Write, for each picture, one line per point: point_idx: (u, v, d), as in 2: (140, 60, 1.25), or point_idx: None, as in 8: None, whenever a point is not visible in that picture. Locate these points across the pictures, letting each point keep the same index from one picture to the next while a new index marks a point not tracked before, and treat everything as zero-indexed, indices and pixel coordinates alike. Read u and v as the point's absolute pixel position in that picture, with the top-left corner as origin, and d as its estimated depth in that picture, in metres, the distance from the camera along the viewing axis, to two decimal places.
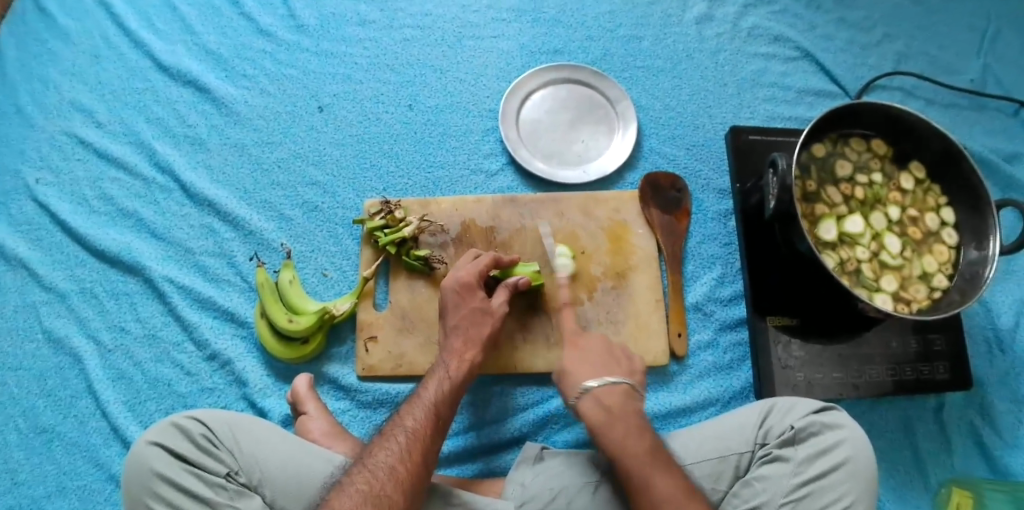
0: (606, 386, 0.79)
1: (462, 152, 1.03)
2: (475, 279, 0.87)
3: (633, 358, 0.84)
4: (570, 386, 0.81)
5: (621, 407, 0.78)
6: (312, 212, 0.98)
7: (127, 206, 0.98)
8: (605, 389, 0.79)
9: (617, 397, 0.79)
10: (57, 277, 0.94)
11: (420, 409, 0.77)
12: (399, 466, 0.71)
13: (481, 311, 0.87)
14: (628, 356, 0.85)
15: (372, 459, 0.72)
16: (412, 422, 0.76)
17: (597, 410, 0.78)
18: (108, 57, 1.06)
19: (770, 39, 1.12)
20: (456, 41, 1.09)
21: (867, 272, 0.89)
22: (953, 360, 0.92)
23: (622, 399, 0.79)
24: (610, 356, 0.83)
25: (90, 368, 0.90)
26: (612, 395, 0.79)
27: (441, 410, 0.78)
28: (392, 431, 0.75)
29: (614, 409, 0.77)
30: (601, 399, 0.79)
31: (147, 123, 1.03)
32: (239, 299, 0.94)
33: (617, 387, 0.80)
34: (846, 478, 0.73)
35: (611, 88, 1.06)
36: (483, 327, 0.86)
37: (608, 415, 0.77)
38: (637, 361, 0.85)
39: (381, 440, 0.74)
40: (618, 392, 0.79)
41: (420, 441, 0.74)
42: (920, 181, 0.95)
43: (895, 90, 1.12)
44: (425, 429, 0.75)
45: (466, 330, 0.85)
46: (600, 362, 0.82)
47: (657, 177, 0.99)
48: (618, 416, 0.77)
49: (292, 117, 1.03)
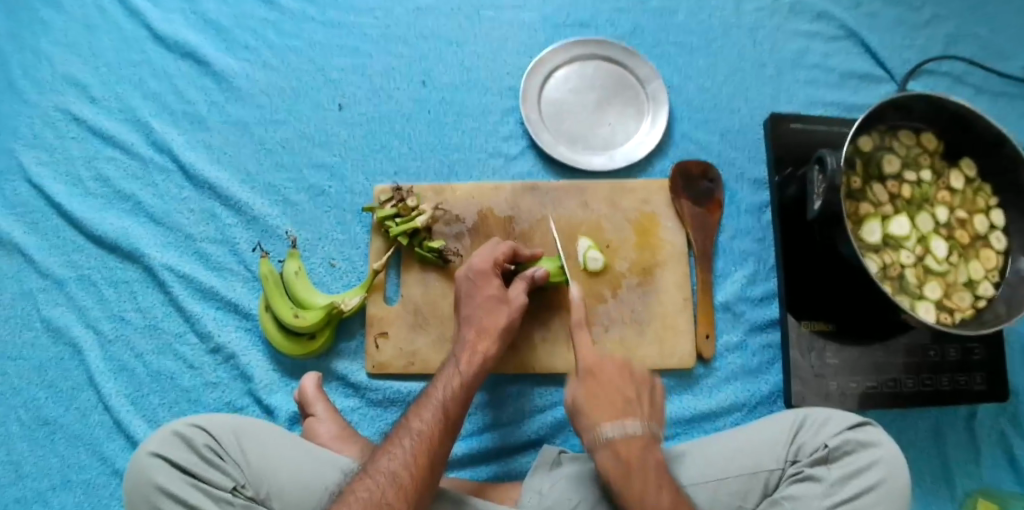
0: (627, 436, 0.71)
1: (479, 134, 0.95)
2: (490, 266, 0.82)
3: (654, 390, 0.77)
4: (586, 428, 0.73)
5: (641, 459, 0.70)
6: (319, 196, 0.92)
7: (125, 188, 0.91)
8: (624, 439, 0.71)
9: (637, 447, 0.71)
10: (54, 263, 0.88)
11: (429, 410, 0.73)
12: (402, 471, 0.67)
13: (497, 300, 0.81)
14: (647, 390, 0.77)
15: (375, 464, 0.68)
16: (419, 424, 0.71)
17: (616, 463, 0.70)
18: (101, 26, 0.97)
19: (813, 15, 1.04)
20: (475, 11, 1.00)
21: (910, 278, 0.83)
22: (991, 370, 0.88)
23: (642, 451, 0.71)
24: (628, 398, 0.75)
25: (89, 359, 0.85)
26: (632, 446, 0.71)
27: (451, 410, 0.73)
28: (398, 434, 0.71)
29: (633, 464, 0.70)
30: (620, 450, 0.71)
31: (145, 98, 0.95)
32: (242, 289, 0.88)
33: (639, 436, 0.72)
34: (880, 501, 0.70)
35: (641, 66, 0.98)
36: (498, 317, 0.80)
37: (627, 471, 0.69)
38: (654, 391, 0.78)
39: (386, 444, 0.70)
40: (638, 444, 0.71)
41: (426, 444, 0.69)
42: (970, 179, 0.89)
43: (943, 76, 1.04)
44: (432, 432, 0.71)
45: (480, 321, 0.80)
46: (622, 403, 0.74)
47: (689, 166, 0.93)
48: (637, 474, 0.69)
49: (297, 93, 0.95)
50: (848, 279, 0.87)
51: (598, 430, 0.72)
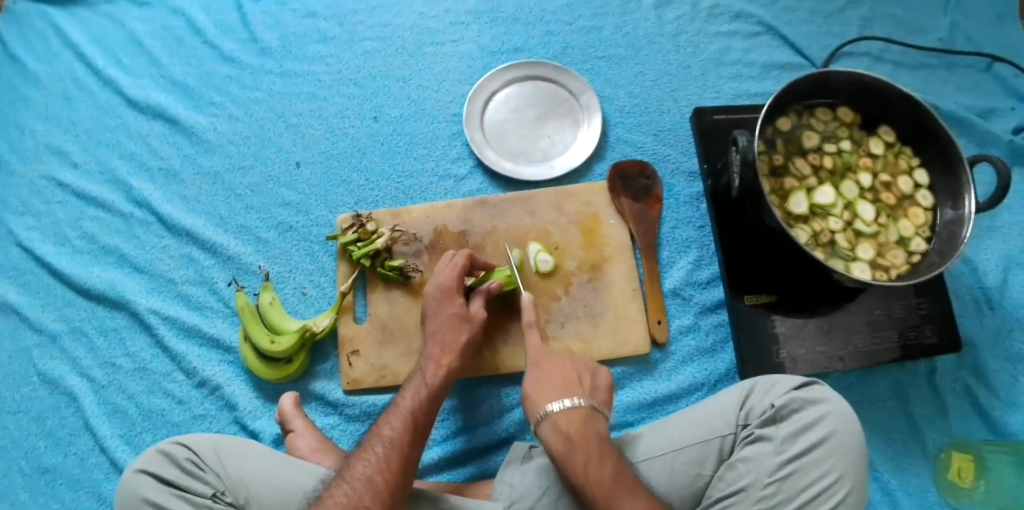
0: (566, 409, 0.74)
1: (430, 159, 1.03)
2: (453, 284, 0.87)
3: (595, 375, 0.80)
4: (532, 409, 0.76)
5: (581, 430, 0.72)
6: (287, 232, 0.99)
7: (109, 243, 1.00)
8: (564, 412, 0.74)
9: (577, 421, 0.73)
10: (46, 318, 0.96)
11: (398, 417, 0.76)
12: (376, 477, 0.70)
13: (459, 317, 0.86)
14: (591, 373, 0.80)
15: (350, 471, 0.71)
16: (390, 431, 0.75)
17: (558, 437, 0.72)
18: (78, 97, 1.08)
19: (731, 16, 1.11)
20: (417, 49, 1.09)
21: (842, 242, 0.88)
22: (939, 322, 0.90)
23: (583, 423, 0.73)
24: (569, 378, 0.78)
25: (84, 405, 0.92)
26: (574, 419, 0.73)
27: (419, 416, 0.77)
28: (371, 442, 0.74)
29: (575, 435, 0.72)
30: (559, 422, 0.73)
31: (122, 159, 1.04)
32: (223, 324, 0.95)
33: (578, 410, 0.74)
34: (830, 454, 0.73)
35: (573, 81, 1.05)
36: (460, 334, 0.85)
37: (569, 441, 0.71)
38: (600, 378, 0.80)
39: (360, 452, 0.74)
40: (579, 416, 0.74)
41: (398, 450, 0.73)
42: (890, 144, 0.93)
43: (862, 56, 1.10)
44: (402, 438, 0.74)
45: (443, 337, 0.84)
46: (560, 382, 0.78)
47: (626, 166, 0.99)
48: (578, 442, 0.71)
49: (260, 140, 1.04)
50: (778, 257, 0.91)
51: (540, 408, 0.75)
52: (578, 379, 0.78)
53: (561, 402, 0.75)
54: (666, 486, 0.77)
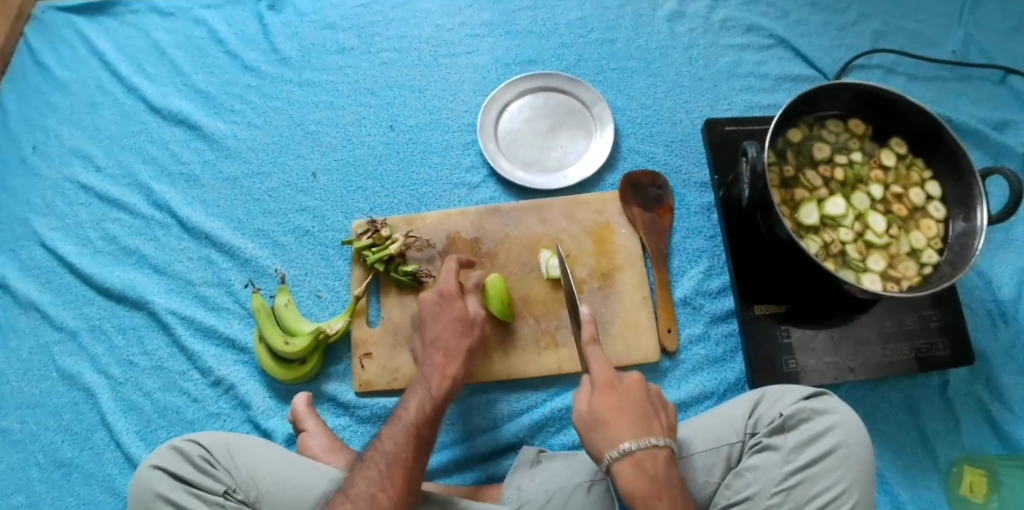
0: (651, 448, 0.68)
1: (444, 167, 1.05)
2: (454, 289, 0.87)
3: (668, 411, 0.73)
4: (603, 443, 0.69)
5: (666, 473, 0.67)
6: (303, 236, 1.02)
7: (129, 243, 1.03)
8: (649, 452, 0.67)
9: (661, 462, 0.68)
10: (66, 316, 0.99)
11: (402, 431, 0.75)
12: (380, 494, 0.70)
13: (463, 325, 0.85)
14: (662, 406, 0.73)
15: (354, 488, 0.71)
16: (393, 446, 0.74)
17: (641, 478, 0.66)
18: (104, 102, 1.11)
19: (743, 29, 1.12)
20: (433, 60, 1.12)
21: (852, 253, 0.88)
22: (952, 335, 0.90)
23: (666, 465, 0.68)
24: (647, 411, 0.71)
25: (101, 401, 0.94)
26: (657, 460, 0.68)
27: (423, 430, 0.76)
28: (374, 457, 0.74)
29: (660, 478, 0.66)
30: (643, 463, 0.67)
31: (144, 163, 1.08)
32: (239, 325, 0.97)
33: (661, 449, 0.68)
34: (838, 465, 0.72)
35: (586, 92, 1.07)
36: (463, 343, 0.84)
37: (654, 484, 0.66)
38: (667, 411, 0.74)
39: (363, 466, 0.73)
40: (662, 458, 0.68)
41: (402, 466, 0.73)
42: (902, 156, 0.94)
43: (875, 69, 1.10)
44: (407, 453, 0.74)
45: (445, 342, 0.84)
46: (637, 414, 0.70)
47: (637, 176, 1.00)
48: (663, 486, 0.66)
49: (279, 147, 1.07)
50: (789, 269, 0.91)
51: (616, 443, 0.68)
52: (651, 412, 0.71)
53: (643, 440, 0.68)
54: None
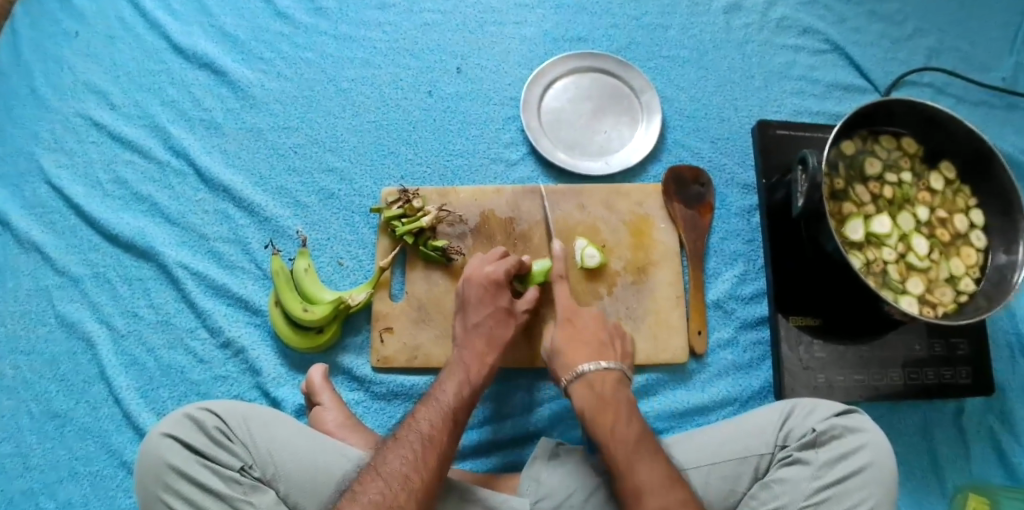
0: (600, 371, 0.79)
1: (482, 140, 1.00)
2: (504, 279, 0.85)
3: (625, 341, 0.85)
4: (563, 366, 0.82)
5: (614, 393, 0.78)
6: (328, 198, 0.97)
7: (141, 189, 0.97)
8: (598, 374, 0.79)
9: (610, 382, 0.79)
10: (70, 261, 0.93)
11: (437, 413, 0.74)
12: (414, 475, 0.68)
13: (505, 312, 0.85)
14: (620, 339, 0.85)
15: (386, 467, 0.69)
16: (429, 427, 0.73)
17: (589, 393, 0.78)
18: (122, 36, 1.04)
19: (799, 30, 1.09)
20: (478, 26, 1.06)
21: (893, 273, 0.87)
22: (975, 364, 0.91)
23: (615, 386, 0.79)
24: (603, 341, 0.83)
25: (102, 353, 0.89)
26: (606, 382, 0.79)
27: (458, 413, 0.76)
28: (407, 436, 0.72)
29: (607, 396, 0.77)
30: (594, 384, 0.79)
31: (162, 105, 1.01)
32: (253, 287, 0.93)
33: (611, 373, 0.80)
34: (868, 485, 0.72)
35: (635, 78, 1.03)
36: (505, 330, 0.84)
37: (601, 402, 0.77)
38: (626, 343, 0.86)
39: (394, 445, 0.71)
40: (612, 378, 0.79)
41: (436, 448, 0.71)
42: (950, 181, 0.92)
43: (925, 87, 1.08)
44: (442, 435, 0.72)
45: (489, 332, 0.83)
46: (595, 345, 0.83)
47: (682, 171, 0.97)
48: (610, 402, 0.77)
49: (308, 102, 1.01)
50: (822, 285, 0.91)
51: (574, 366, 0.80)
52: (610, 351, 0.83)
53: (596, 364, 0.80)
54: (699, 500, 0.76)
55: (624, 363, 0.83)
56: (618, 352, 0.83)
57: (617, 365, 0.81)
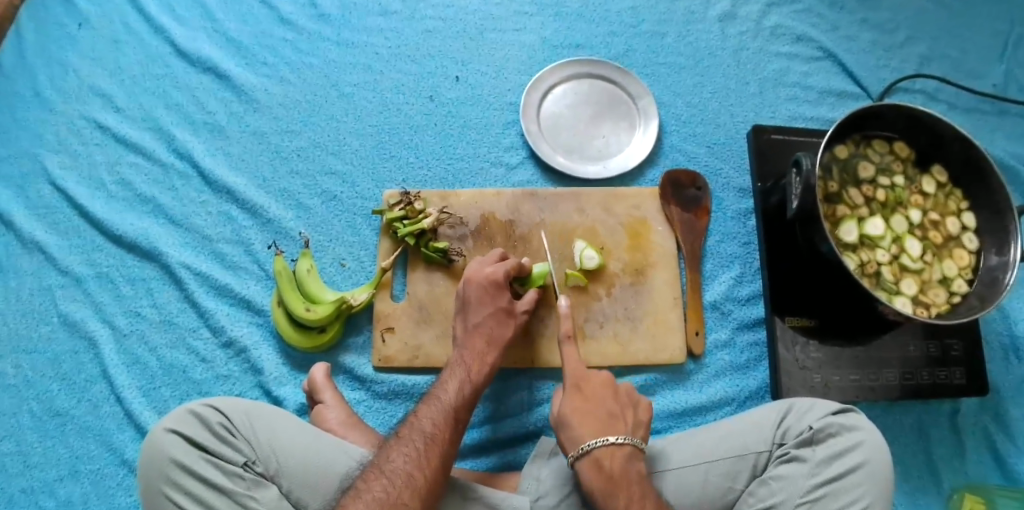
0: (610, 448, 0.72)
1: (482, 144, 1.02)
2: (503, 279, 0.86)
3: (638, 409, 0.78)
4: (570, 438, 0.74)
5: (624, 472, 0.72)
6: (331, 201, 0.98)
7: (145, 191, 0.98)
8: (607, 450, 0.72)
9: (619, 459, 0.72)
10: (73, 261, 0.95)
11: (439, 412, 0.75)
12: (417, 473, 0.69)
13: (505, 312, 0.86)
14: (632, 407, 0.79)
15: (389, 464, 0.70)
16: (432, 426, 0.73)
17: (598, 475, 0.71)
18: (127, 41, 1.06)
19: (793, 38, 1.11)
20: (478, 33, 1.08)
21: (887, 274, 0.88)
22: (969, 365, 0.92)
23: (625, 462, 0.72)
24: (613, 413, 0.76)
25: (104, 352, 0.90)
26: (616, 458, 0.72)
27: (460, 412, 0.77)
28: (410, 435, 0.73)
29: (617, 477, 0.71)
30: (602, 461, 0.72)
31: (166, 108, 1.03)
32: (256, 287, 0.94)
33: (620, 448, 0.73)
34: (864, 481, 0.73)
35: (632, 84, 1.05)
36: (505, 330, 0.85)
37: (610, 483, 0.71)
38: (639, 411, 0.79)
39: (397, 443, 0.72)
40: (623, 454, 0.73)
41: (439, 446, 0.72)
42: (942, 184, 0.94)
43: (917, 93, 1.10)
44: (444, 434, 0.73)
45: (489, 330, 0.84)
46: (607, 418, 0.75)
47: (678, 175, 0.99)
48: (620, 483, 0.71)
49: (311, 106, 1.03)
50: (817, 287, 0.93)
51: (581, 440, 0.73)
52: (621, 424, 0.76)
53: (605, 440, 0.73)
54: (697, 496, 0.77)
55: (636, 435, 0.76)
56: (630, 424, 0.76)
57: (628, 439, 0.74)
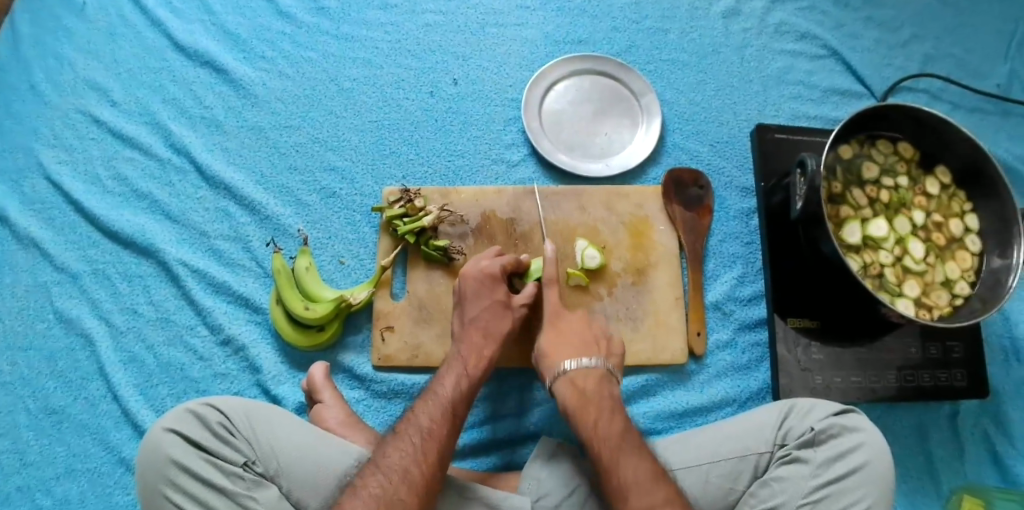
0: (582, 369, 0.80)
1: (483, 141, 1.01)
2: (499, 272, 0.86)
3: (611, 341, 0.85)
4: (549, 366, 0.82)
5: (596, 389, 0.78)
6: (330, 198, 0.97)
7: (142, 187, 0.97)
8: (580, 371, 0.80)
9: (593, 378, 0.79)
10: (69, 257, 0.93)
11: (437, 408, 0.75)
12: (413, 469, 0.68)
13: (502, 305, 0.85)
14: (606, 339, 0.85)
15: (386, 461, 0.69)
16: (428, 421, 0.73)
17: (572, 391, 0.78)
18: (123, 33, 1.05)
19: (797, 36, 1.10)
20: (480, 28, 1.07)
21: (889, 276, 0.88)
22: (971, 367, 0.92)
23: (597, 381, 0.79)
24: (588, 342, 0.84)
25: (100, 350, 0.89)
26: (588, 378, 0.79)
27: (457, 407, 0.76)
28: (406, 430, 0.72)
29: (589, 393, 0.78)
30: (577, 380, 0.79)
31: (163, 103, 1.02)
32: (254, 284, 0.93)
33: (594, 370, 0.80)
34: (866, 483, 0.73)
35: (635, 81, 1.04)
36: (502, 322, 0.84)
37: (583, 398, 0.77)
38: (614, 345, 0.86)
39: (394, 440, 0.72)
40: (594, 376, 0.79)
41: (435, 442, 0.71)
42: (946, 186, 0.93)
43: (921, 92, 1.09)
44: (441, 429, 0.73)
45: (485, 324, 0.83)
46: (581, 345, 0.83)
47: (681, 174, 0.98)
48: (591, 398, 0.77)
49: (310, 101, 1.02)
50: (819, 287, 0.92)
51: (557, 366, 0.81)
52: (595, 350, 0.83)
53: (578, 362, 0.80)
54: (699, 497, 0.77)
55: (608, 361, 0.83)
56: (603, 351, 0.83)
57: (600, 362, 0.81)
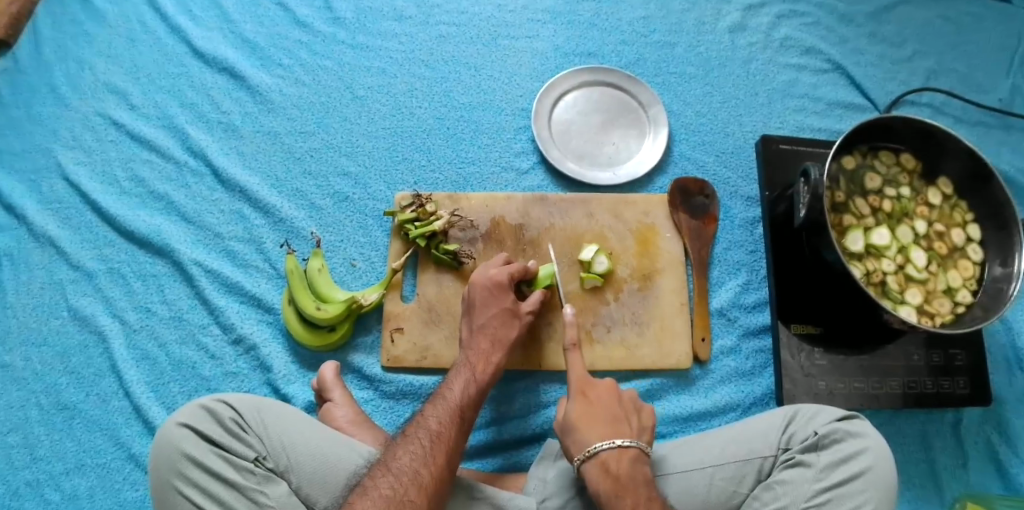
0: (616, 450, 0.74)
1: (493, 149, 1.03)
2: (508, 280, 0.87)
3: (641, 414, 0.80)
4: (575, 441, 0.76)
5: (631, 475, 0.73)
6: (342, 202, 1.00)
7: (158, 188, 1.00)
8: (613, 453, 0.74)
9: (627, 462, 0.74)
10: (85, 256, 0.96)
11: (446, 411, 0.76)
12: (423, 470, 0.70)
13: (510, 313, 0.87)
14: (636, 413, 0.80)
15: (396, 462, 0.70)
16: (438, 424, 0.74)
17: (605, 478, 0.72)
18: (143, 40, 1.08)
19: (802, 50, 1.13)
20: (491, 40, 1.10)
21: (892, 284, 0.89)
22: (973, 375, 0.93)
23: (632, 466, 0.73)
24: (618, 415, 0.78)
25: (114, 347, 0.91)
26: (622, 461, 0.73)
27: (465, 411, 0.78)
28: (416, 433, 0.74)
29: (624, 479, 0.72)
30: (609, 464, 0.73)
31: (181, 108, 1.04)
32: (266, 285, 0.95)
33: (626, 451, 0.74)
34: (868, 486, 0.73)
35: (642, 92, 1.07)
36: (510, 330, 0.86)
37: (618, 485, 0.72)
38: (644, 414, 0.81)
39: (404, 441, 0.73)
40: (628, 458, 0.74)
41: (444, 444, 0.73)
42: (948, 196, 0.95)
43: (924, 106, 1.11)
44: (450, 431, 0.74)
45: (494, 331, 0.85)
46: (611, 424, 0.77)
47: (687, 183, 1.00)
48: (627, 486, 0.71)
49: (325, 108, 1.05)
50: (822, 296, 0.94)
51: (586, 444, 0.75)
52: (627, 428, 0.77)
53: (612, 442, 0.74)
54: (703, 499, 0.78)
55: (641, 440, 0.77)
56: (635, 429, 0.78)
57: (634, 442, 0.75)
